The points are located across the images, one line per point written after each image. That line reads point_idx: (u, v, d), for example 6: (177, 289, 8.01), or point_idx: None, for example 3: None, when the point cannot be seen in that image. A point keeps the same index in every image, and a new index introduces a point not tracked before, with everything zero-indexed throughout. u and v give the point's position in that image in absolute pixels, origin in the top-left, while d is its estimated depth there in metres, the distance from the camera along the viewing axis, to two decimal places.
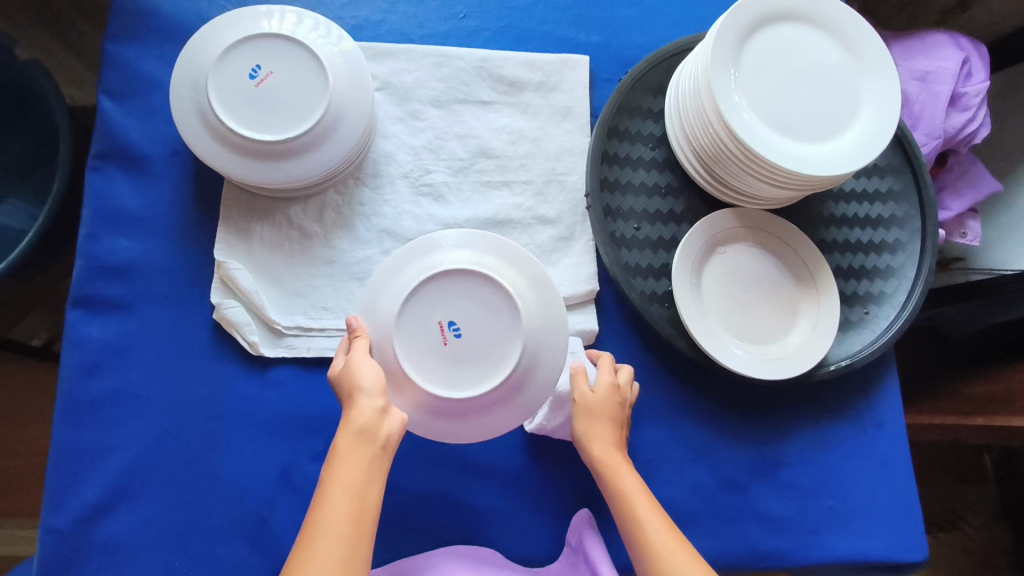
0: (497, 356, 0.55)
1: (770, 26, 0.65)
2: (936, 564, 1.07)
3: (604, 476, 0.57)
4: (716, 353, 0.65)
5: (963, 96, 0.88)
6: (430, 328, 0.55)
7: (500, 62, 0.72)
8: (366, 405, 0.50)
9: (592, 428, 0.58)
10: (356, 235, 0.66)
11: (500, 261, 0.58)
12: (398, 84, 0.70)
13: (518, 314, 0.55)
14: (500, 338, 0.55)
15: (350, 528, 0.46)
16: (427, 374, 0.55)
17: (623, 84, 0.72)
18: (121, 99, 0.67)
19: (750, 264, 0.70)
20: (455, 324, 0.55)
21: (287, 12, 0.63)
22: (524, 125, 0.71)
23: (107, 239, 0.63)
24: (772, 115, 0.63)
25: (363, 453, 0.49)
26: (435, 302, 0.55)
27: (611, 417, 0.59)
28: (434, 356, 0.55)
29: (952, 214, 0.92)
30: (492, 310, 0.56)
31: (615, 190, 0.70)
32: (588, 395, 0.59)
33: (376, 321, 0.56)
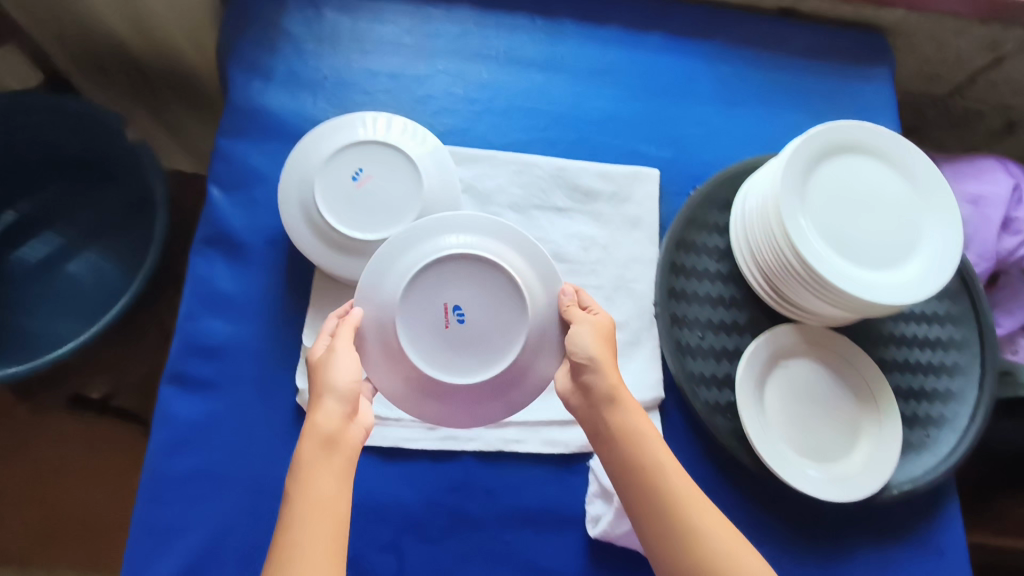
0: (494, 352, 0.58)
1: (836, 156, 0.69)
2: None
3: (619, 414, 0.57)
4: (780, 469, 0.66)
5: (1015, 220, 0.91)
6: (434, 310, 0.58)
7: (576, 172, 0.77)
8: (324, 423, 0.53)
9: (602, 349, 0.58)
10: None
11: (515, 255, 0.59)
12: (480, 188, 0.75)
13: (525, 314, 0.57)
14: (504, 328, 0.58)
15: (335, 526, 0.49)
16: (424, 352, 0.57)
17: (693, 200, 0.76)
18: (228, 190, 0.72)
19: (814, 380, 0.71)
20: (460, 309, 0.58)
21: (383, 120, 0.69)
22: (597, 232, 0.75)
23: (204, 321, 0.67)
24: (839, 241, 0.66)
25: (332, 465, 0.52)
26: (445, 285, 0.58)
27: (610, 346, 0.60)
28: (433, 336, 0.57)
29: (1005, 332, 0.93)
30: (498, 301, 0.58)
31: (681, 299, 0.73)
32: (595, 322, 0.59)
33: (382, 290, 0.58)
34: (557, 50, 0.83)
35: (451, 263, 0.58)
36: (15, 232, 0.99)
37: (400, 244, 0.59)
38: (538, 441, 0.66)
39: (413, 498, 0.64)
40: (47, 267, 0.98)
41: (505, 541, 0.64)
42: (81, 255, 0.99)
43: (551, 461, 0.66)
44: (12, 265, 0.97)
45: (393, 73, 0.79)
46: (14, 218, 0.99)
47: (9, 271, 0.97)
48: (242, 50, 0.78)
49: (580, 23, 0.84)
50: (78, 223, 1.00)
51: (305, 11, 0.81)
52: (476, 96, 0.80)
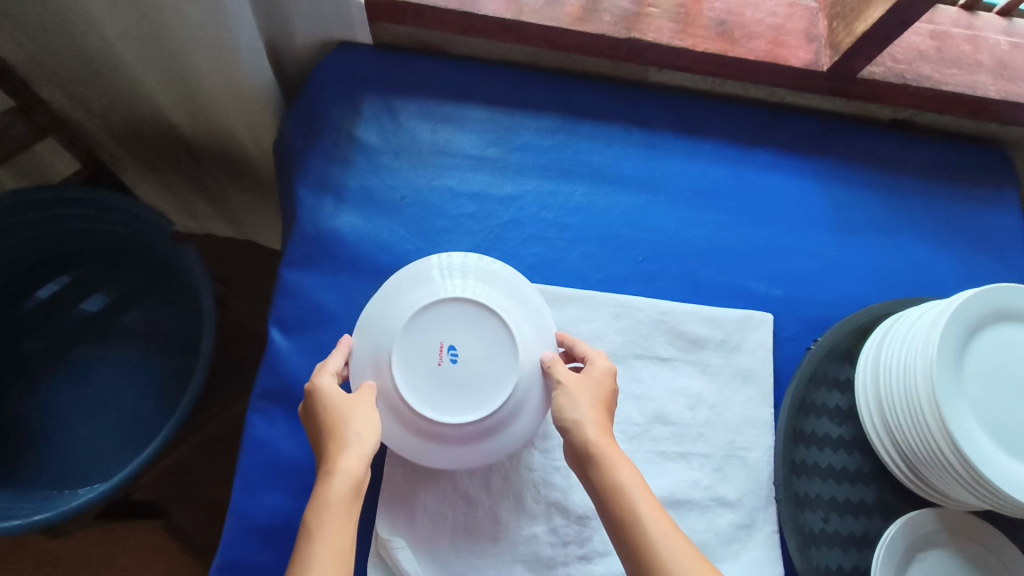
0: (487, 392, 0.55)
1: (988, 326, 0.61)
2: None
3: (596, 471, 0.52)
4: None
5: None
6: (430, 349, 0.56)
7: (681, 316, 0.68)
8: (342, 467, 0.49)
9: (592, 409, 0.55)
10: (525, 507, 0.60)
11: (507, 299, 0.59)
12: (575, 334, 0.66)
13: (518, 352, 0.56)
14: (497, 368, 0.56)
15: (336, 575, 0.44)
16: (414, 391, 0.55)
17: (814, 353, 0.67)
18: (292, 332, 0.64)
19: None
20: (454, 349, 0.56)
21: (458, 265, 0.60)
22: (704, 388, 0.67)
23: (263, 494, 0.58)
24: (999, 430, 0.57)
25: (341, 509, 0.47)
26: (441, 325, 0.57)
27: (600, 401, 0.56)
28: (425, 376, 0.55)
29: None
30: (492, 341, 0.57)
31: (801, 473, 0.64)
32: (580, 378, 0.57)
33: (374, 332, 0.57)
34: (655, 167, 0.75)
35: (449, 302, 0.57)
36: (63, 296, 0.89)
37: (397, 287, 0.59)
38: None
39: None
40: (94, 335, 0.89)
41: None
42: (130, 316, 0.90)
43: None
44: (66, 323, 0.89)
45: (476, 194, 0.71)
46: (64, 282, 0.89)
47: (61, 333, 0.89)
48: (310, 163, 0.70)
49: (681, 137, 0.76)
50: (126, 281, 0.91)
51: (379, 118, 0.73)
52: (568, 222, 0.71)
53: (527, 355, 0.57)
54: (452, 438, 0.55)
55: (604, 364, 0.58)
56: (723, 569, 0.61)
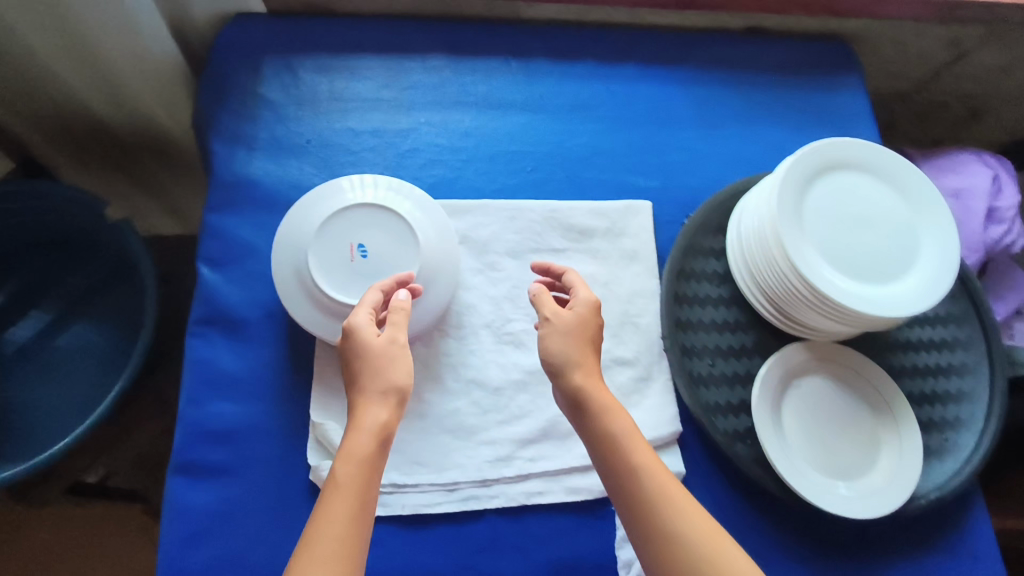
0: (396, 276, 0.64)
1: (824, 176, 0.71)
2: None
3: (596, 421, 0.58)
4: (809, 494, 0.65)
5: (996, 210, 0.96)
6: (341, 248, 0.64)
7: (568, 211, 0.77)
8: (367, 424, 0.54)
9: (573, 348, 0.61)
10: (445, 387, 0.68)
11: (408, 202, 0.68)
12: (476, 238, 0.74)
13: (419, 243, 0.65)
14: (403, 257, 0.65)
15: (354, 522, 0.49)
16: (333, 284, 0.63)
17: (688, 227, 0.76)
18: (220, 266, 0.71)
19: (827, 397, 0.71)
20: (363, 246, 0.65)
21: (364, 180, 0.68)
22: (596, 270, 0.75)
23: (208, 404, 0.65)
24: (838, 255, 0.67)
25: (362, 466, 0.52)
26: (349, 227, 0.65)
27: (584, 336, 0.61)
28: (340, 270, 0.64)
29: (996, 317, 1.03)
30: (395, 236, 0.66)
31: (687, 329, 0.72)
32: (564, 316, 0.62)
33: (292, 242, 0.65)
34: (536, 91, 0.84)
35: (356, 209, 0.66)
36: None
37: (303, 207, 0.67)
38: (562, 491, 0.65)
39: (445, 566, 0.63)
40: (36, 347, 0.94)
41: None
42: (70, 329, 0.95)
43: (580, 508, 0.66)
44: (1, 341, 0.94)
45: (375, 131, 0.79)
46: None
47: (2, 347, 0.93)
48: (223, 123, 0.78)
49: (556, 64, 0.86)
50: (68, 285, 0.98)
51: (281, 76, 0.81)
52: (461, 146, 0.80)
53: (428, 245, 0.66)
54: None
55: (587, 297, 0.64)
56: None
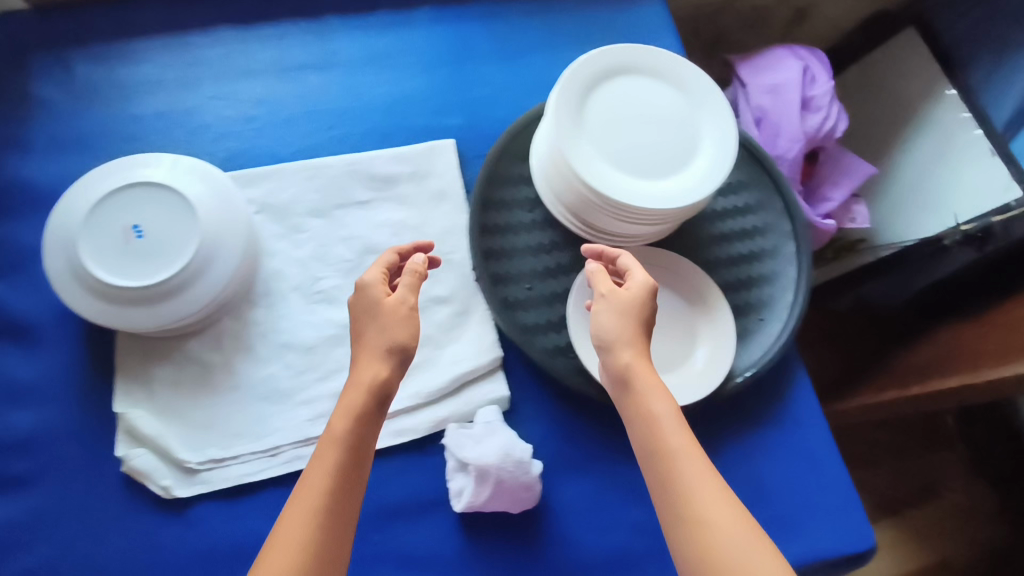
0: (176, 251, 0.63)
1: (603, 84, 0.71)
2: (934, 523, 1.39)
3: (634, 398, 0.54)
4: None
5: (812, 99, 1.00)
6: (115, 232, 0.62)
7: (369, 162, 0.76)
8: (356, 381, 0.53)
9: (625, 325, 0.57)
10: (258, 355, 0.68)
11: (199, 184, 0.66)
12: (276, 204, 0.73)
13: (197, 214, 0.64)
14: (181, 230, 0.63)
15: (338, 480, 0.50)
16: (110, 269, 0.61)
17: (490, 157, 0.76)
18: (3, 275, 0.68)
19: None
20: (138, 226, 0.63)
21: (140, 157, 0.66)
22: (405, 215, 0.75)
23: (4, 415, 0.63)
24: (621, 161, 0.68)
25: (346, 424, 0.51)
26: (120, 209, 0.63)
27: (636, 318, 0.58)
28: (115, 254, 0.62)
29: (836, 201, 1.06)
30: (172, 210, 0.64)
31: (500, 258, 0.73)
32: (620, 295, 0.59)
33: (62, 232, 0.63)
34: (330, 48, 0.82)
35: (127, 189, 0.64)
36: None
37: (73, 197, 0.64)
38: (386, 435, 0.66)
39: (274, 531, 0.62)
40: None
41: (376, 541, 0.63)
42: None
43: (407, 447, 0.66)
44: None
45: (162, 113, 0.77)
46: None
47: None
48: None
49: (347, 18, 0.84)
50: None
51: (52, 71, 0.77)
52: (254, 114, 0.78)
53: (208, 213, 0.65)
54: (157, 298, 0.62)
55: (643, 278, 0.60)
56: (448, 351, 0.70)
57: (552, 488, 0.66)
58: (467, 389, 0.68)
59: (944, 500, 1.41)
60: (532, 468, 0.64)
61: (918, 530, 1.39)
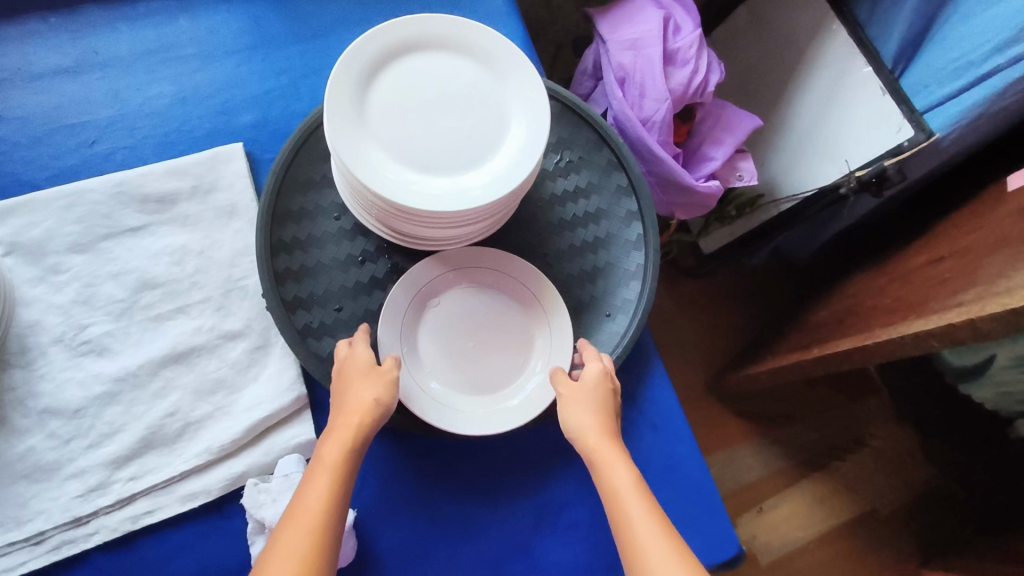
0: None
1: (389, 67, 0.60)
2: (863, 475, 1.34)
3: (601, 471, 0.52)
4: (450, 425, 0.59)
5: (677, 51, 0.90)
6: None
7: (140, 180, 0.65)
8: (355, 406, 0.54)
9: (589, 416, 0.55)
10: (12, 427, 0.57)
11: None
12: (27, 241, 0.62)
13: None
14: None
15: (328, 509, 0.48)
16: None
17: (281, 161, 0.65)
18: None
19: (469, 310, 0.63)
20: None
21: None
22: (187, 239, 0.64)
23: None
24: (415, 158, 0.58)
25: (332, 459, 0.50)
26: None
27: (604, 409, 0.56)
28: None
29: (718, 160, 0.98)
30: None
31: (301, 278, 0.63)
32: (580, 389, 0.57)
33: None
34: (87, 43, 0.69)
35: None
36: None
37: None
38: (175, 501, 0.58)
39: None
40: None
41: None
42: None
43: (202, 510, 0.59)
44: None
45: None
46: None
47: None
48: None
49: (107, 5, 0.71)
50: None
51: None
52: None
53: None
54: None
55: (598, 368, 0.58)
56: (245, 394, 0.61)
57: (372, 536, 0.59)
58: (268, 436, 0.60)
59: (869, 448, 1.36)
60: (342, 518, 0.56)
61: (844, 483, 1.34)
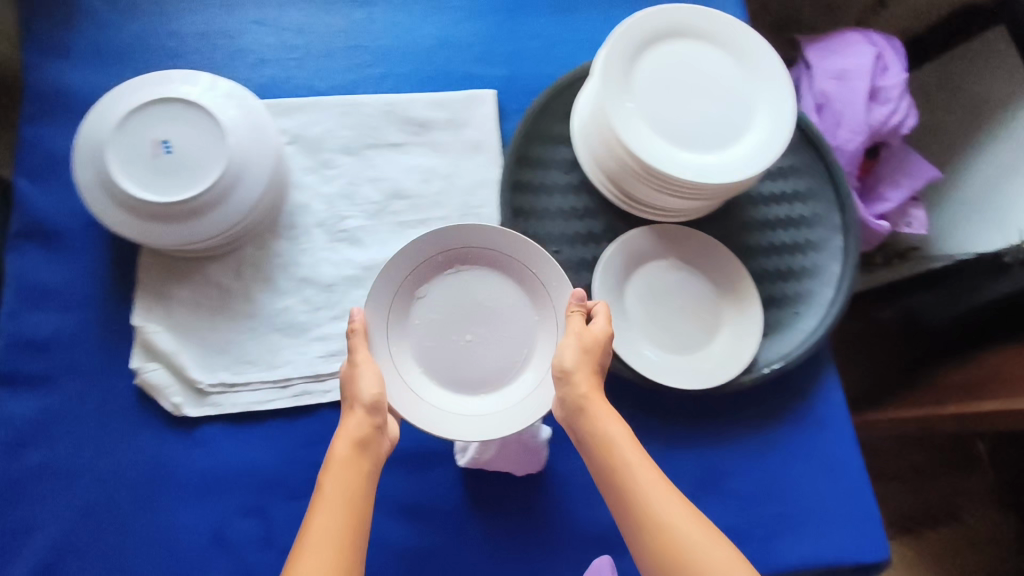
0: (201, 171, 0.61)
1: (658, 45, 0.67)
2: (952, 550, 1.31)
3: (590, 425, 0.55)
4: (450, 432, 0.59)
5: (881, 89, 0.93)
6: (143, 143, 0.61)
7: (407, 104, 0.73)
8: (347, 427, 0.54)
9: (584, 362, 0.58)
10: (277, 287, 0.67)
11: (234, 108, 0.64)
12: (308, 136, 0.71)
13: (226, 137, 0.62)
14: (207, 152, 0.62)
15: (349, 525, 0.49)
16: (134, 177, 0.61)
17: (531, 113, 0.73)
18: (38, 178, 0.68)
19: (461, 292, 0.65)
20: (168, 141, 0.62)
21: (184, 74, 0.65)
22: (437, 162, 0.72)
23: (28, 316, 0.65)
24: (667, 130, 0.64)
25: (354, 468, 0.52)
26: (153, 121, 0.62)
27: (597, 361, 0.58)
28: (142, 166, 0.61)
29: (892, 203, 1.00)
30: (203, 131, 0.62)
31: (530, 218, 0.71)
32: (581, 337, 0.59)
33: (95, 133, 0.62)
34: None
35: (164, 103, 0.63)
36: None
37: (111, 99, 0.63)
38: None
39: (273, 462, 0.63)
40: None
41: (374, 486, 0.65)
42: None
43: None
44: None
45: (204, 33, 0.75)
46: None
47: None
48: (37, 31, 0.73)
49: None
50: None
51: None
52: (298, 44, 0.76)
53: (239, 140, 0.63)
54: (176, 215, 0.61)
55: (604, 323, 0.60)
56: None
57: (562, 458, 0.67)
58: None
59: (964, 525, 1.32)
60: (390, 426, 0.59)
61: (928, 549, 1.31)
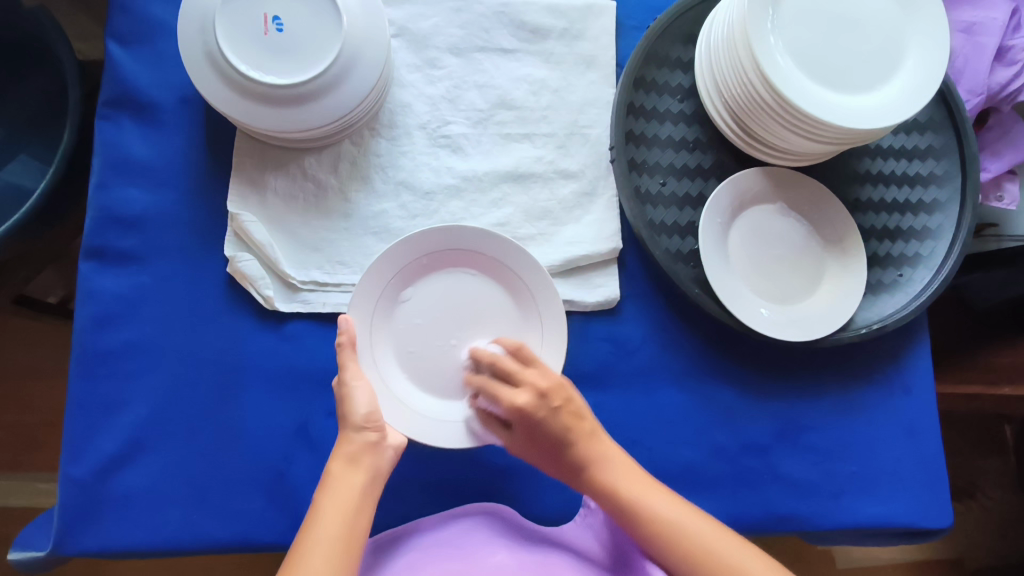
0: (312, 55, 0.57)
1: None
2: None
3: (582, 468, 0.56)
4: (434, 440, 0.57)
5: (1010, 49, 0.77)
6: (253, 16, 0.57)
7: (522, 7, 0.69)
8: (350, 441, 0.53)
9: (532, 410, 0.56)
10: (373, 187, 0.64)
11: None
12: (415, 31, 0.67)
13: (339, 23, 0.57)
14: (320, 36, 0.57)
15: (341, 541, 0.48)
16: (241, 53, 0.57)
17: (652, 32, 0.68)
18: (130, 45, 0.64)
19: (448, 294, 0.62)
20: (279, 19, 0.58)
21: None
22: (547, 74, 0.68)
23: (118, 189, 0.63)
24: (808, 67, 0.60)
25: (350, 487, 0.51)
26: None
27: (545, 409, 0.56)
28: (251, 40, 0.57)
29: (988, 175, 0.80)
30: (315, 13, 0.58)
31: (640, 144, 0.67)
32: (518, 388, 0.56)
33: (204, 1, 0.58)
34: None
35: None
36: None
37: None
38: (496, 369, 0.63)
39: None
40: None
41: None
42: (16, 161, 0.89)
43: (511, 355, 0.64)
44: None
45: None
46: None
47: None
48: None
49: None
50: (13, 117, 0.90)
51: None
52: None
53: (353, 26, 0.58)
54: (280, 99, 0.58)
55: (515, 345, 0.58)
56: (566, 230, 0.66)
57: (642, 395, 0.66)
58: (584, 275, 0.66)
59: None
60: (390, 437, 0.54)
61: (994, 539, 1.11)
